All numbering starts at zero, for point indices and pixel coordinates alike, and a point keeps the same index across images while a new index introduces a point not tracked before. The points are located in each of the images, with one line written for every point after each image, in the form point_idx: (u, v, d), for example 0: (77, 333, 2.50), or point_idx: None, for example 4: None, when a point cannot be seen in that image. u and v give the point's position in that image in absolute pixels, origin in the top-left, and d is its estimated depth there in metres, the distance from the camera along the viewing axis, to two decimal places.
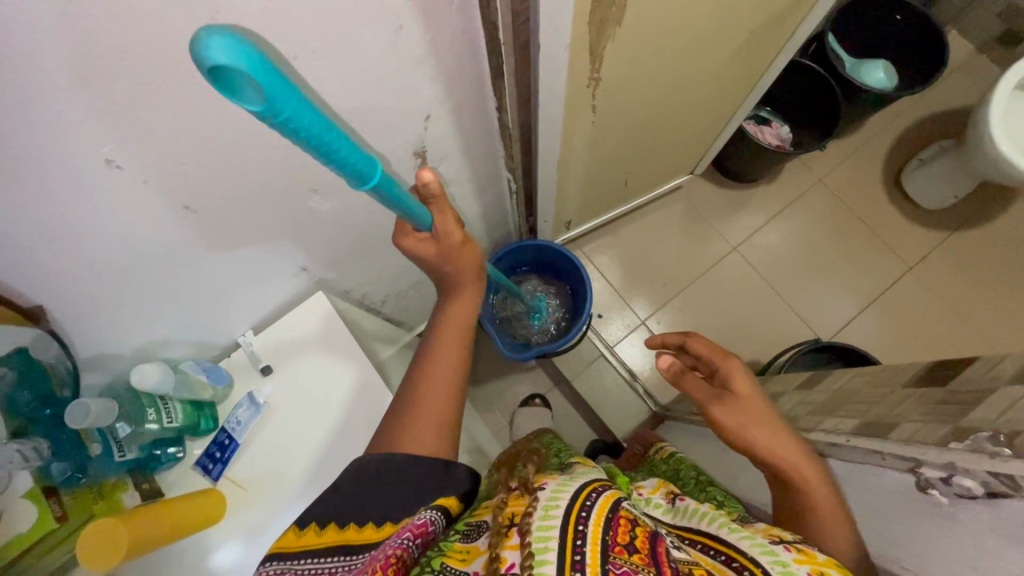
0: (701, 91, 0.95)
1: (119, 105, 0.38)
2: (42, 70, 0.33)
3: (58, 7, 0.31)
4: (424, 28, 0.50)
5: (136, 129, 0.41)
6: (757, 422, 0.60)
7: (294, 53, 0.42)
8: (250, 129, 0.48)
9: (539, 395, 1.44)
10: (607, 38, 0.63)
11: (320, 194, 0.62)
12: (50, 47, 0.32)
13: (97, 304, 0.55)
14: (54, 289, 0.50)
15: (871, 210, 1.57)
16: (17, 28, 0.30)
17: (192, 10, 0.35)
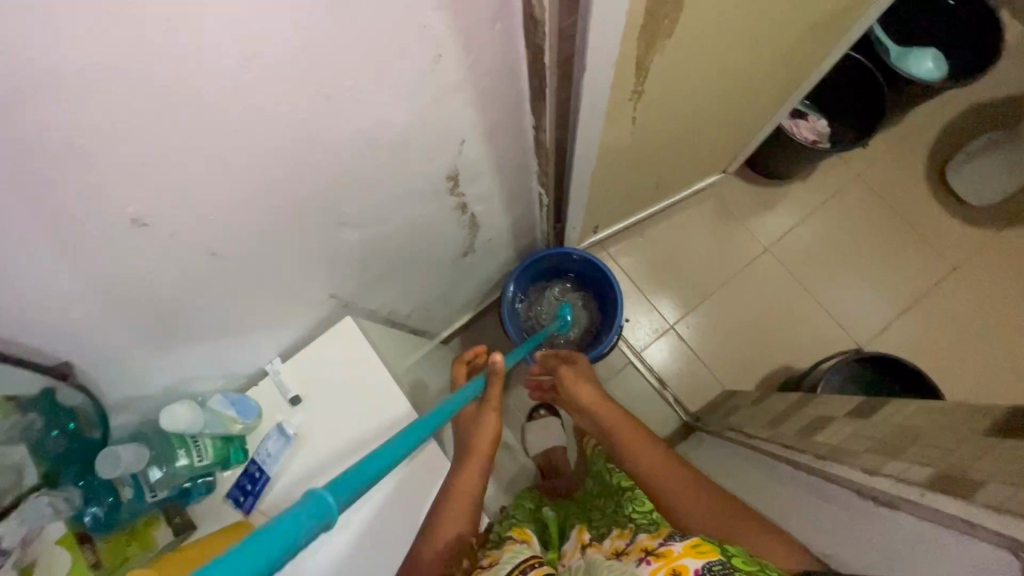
0: (743, 93, 0.89)
1: (142, 161, 0.35)
2: (59, 134, 0.30)
3: (74, 69, 0.27)
4: (464, 54, 0.46)
5: (160, 183, 0.38)
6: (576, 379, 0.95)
7: (326, 90, 0.39)
8: (279, 172, 0.44)
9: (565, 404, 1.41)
10: (655, 51, 0.58)
11: (351, 227, 0.59)
12: (67, 111, 0.29)
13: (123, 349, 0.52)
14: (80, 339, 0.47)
15: (913, 206, 1.49)
16: (32, 94, 0.27)
17: (219, 59, 0.32)
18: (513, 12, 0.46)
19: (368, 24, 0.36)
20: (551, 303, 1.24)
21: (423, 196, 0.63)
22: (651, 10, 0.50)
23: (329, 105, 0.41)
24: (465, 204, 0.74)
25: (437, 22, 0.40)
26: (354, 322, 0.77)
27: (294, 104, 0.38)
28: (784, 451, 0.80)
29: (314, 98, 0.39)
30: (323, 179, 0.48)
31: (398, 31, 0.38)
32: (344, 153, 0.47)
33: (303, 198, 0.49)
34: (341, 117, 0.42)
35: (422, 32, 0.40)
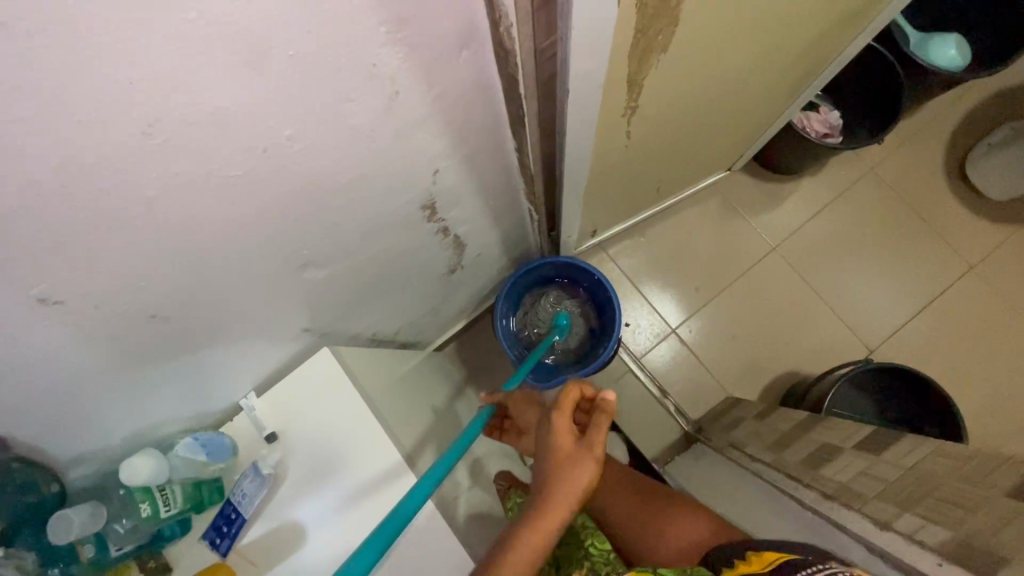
0: (749, 95, 0.83)
1: (41, 245, 0.30)
2: None
3: None
4: (426, 87, 0.40)
5: (73, 261, 0.33)
6: None
7: (261, 144, 0.34)
8: (219, 231, 0.39)
9: None
10: (649, 67, 0.52)
11: (316, 266, 0.54)
12: None
13: (69, 412, 0.48)
14: (13, 411, 0.44)
15: (929, 201, 1.41)
16: None
17: (115, 132, 0.27)
18: (483, 40, 0.40)
19: (303, 73, 0.31)
20: (547, 311, 1.17)
21: (396, 227, 0.58)
22: (641, 27, 0.44)
23: (268, 158, 0.35)
24: (446, 228, 0.69)
25: (389, 60, 0.35)
26: (332, 352, 0.73)
27: (225, 163, 0.33)
28: (788, 481, 0.76)
29: (248, 154, 0.34)
30: (274, 228, 0.43)
31: (342, 74, 0.33)
32: (296, 201, 0.42)
33: (254, 249, 0.44)
34: (285, 167, 0.37)
35: (372, 72, 0.35)
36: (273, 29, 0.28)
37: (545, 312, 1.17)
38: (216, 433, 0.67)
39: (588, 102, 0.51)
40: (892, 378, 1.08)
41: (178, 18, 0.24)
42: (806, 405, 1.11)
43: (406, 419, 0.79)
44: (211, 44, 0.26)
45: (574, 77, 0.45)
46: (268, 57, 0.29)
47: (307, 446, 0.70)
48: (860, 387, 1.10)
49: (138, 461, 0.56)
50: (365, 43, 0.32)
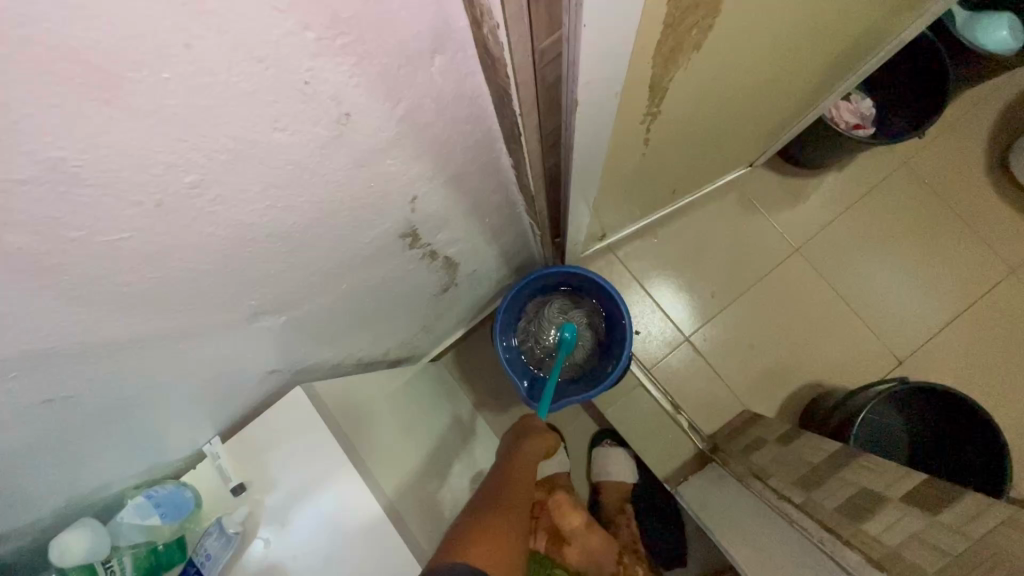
0: (782, 86, 0.72)
1: None
2: None
3: None
4: (390, 107, 0.30)
5: None
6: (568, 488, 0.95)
7: (153, 198, 0.24)
8: (120, 303, 0.30)
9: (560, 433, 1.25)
10: (677, 69, 0.42)
11: (272, 313, 0.45)
12: None
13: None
14: None
15: (970, 195, 1.27)
16: None
17: None
18: (464, 43, 0.30)
19: (197, 102, 0.21)
20: (553, 323, 1.06)
21: (370, 259, 0.49)
22: (672, 19, 0.34)
23: (168, 214, 0.26)
24: (432, 252, 0.59)
25: (329, 75, 0.25)
26: (307, 390, 0.64)
27: (102, 228, 0.24)
28: (825, 534, 0.67)
29: (134, 213, 0.24)
30: (205, 286, 0.34)
31: (260, 98, 0.24)
32: (228, 253, 0.33)
33: (181, 311, 0.35)
34: (199, 220, 0.28)
35: (305, 93, 0.25)
36: (138, 45, 0.18)
37: (551, 324, 1.06)
38: (176, 486, 0.60)
39: (598, 110, 0.41)
40: (937, 416, 1.00)
41: None
42: (831, 423, 1.03)
43: (394, 457, 0.70)
44: (31, 71, 0.17)
45: (583, 85, 0.35)
46: (131, 85, 0.19)
47: (280, 494, 0.62)
48: (897, 407, 1.02)
49: (71, 536, 0.49)
50: (289, 56, 0.23)
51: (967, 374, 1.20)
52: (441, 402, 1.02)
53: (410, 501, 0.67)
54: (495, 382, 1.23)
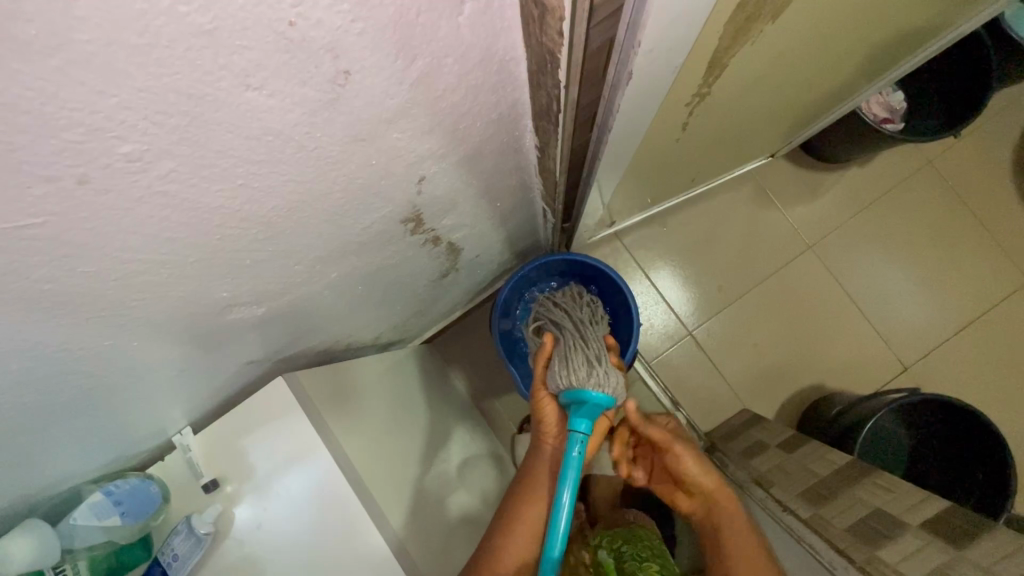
0: (829, 68, 0.64)
1: None
2: None
3: None
4: (397, 67, 0.23)
5: None
6: None
7: (74, 173, 0.18)
8: (48, 304, 0.24)
9: None
10: (745, 38, 0.35)
11: (249, 304, 0.39)
12: None
13: None
14: None
15: (995, 199, 1.22)
16: None
17: None
18: None
19: (123, 40, 0.15)
20: (564, 363, 0.65)
21: (366, 246, 0.43)
22: None
23: (100, 193, 0.19)
24: (435, 237, 0.53)
25: (323, 16, 0.18)
26: (289, 380, 0.58)
27: (3, 212, 0.17)
28: (836, 558, 0.63)
29: (46, 192, 0.18)
30: (162, 279, 0.28)
31: (219, 41, 0.17)
32: (192, 241, 0.26)
33: (134, 305, 0.28)
34: (144, 205, 0.21)
35: (289, 39, 0.18)
36: None
37: (561, 368, 0.64)
38: (140, 479, 0.53)
39: (650, 83, 0.34)
40: (943, 429, 0.97)
41: None
42: (837, 425, 1.00)
43: (382, 454, 0.65)
44: None
45: (639, 53, 0.29)
46: (8, 7, 0.12)
47: (254, 492, 0.57)
48: (902, 417, 0.98)
49: (17, 542, 0.43)
50: None
51: (973, 384, 1.16)
52: (431, 390, 0.96)
53: (397, 501, 0.61)
54: (488, 368, 1.18)
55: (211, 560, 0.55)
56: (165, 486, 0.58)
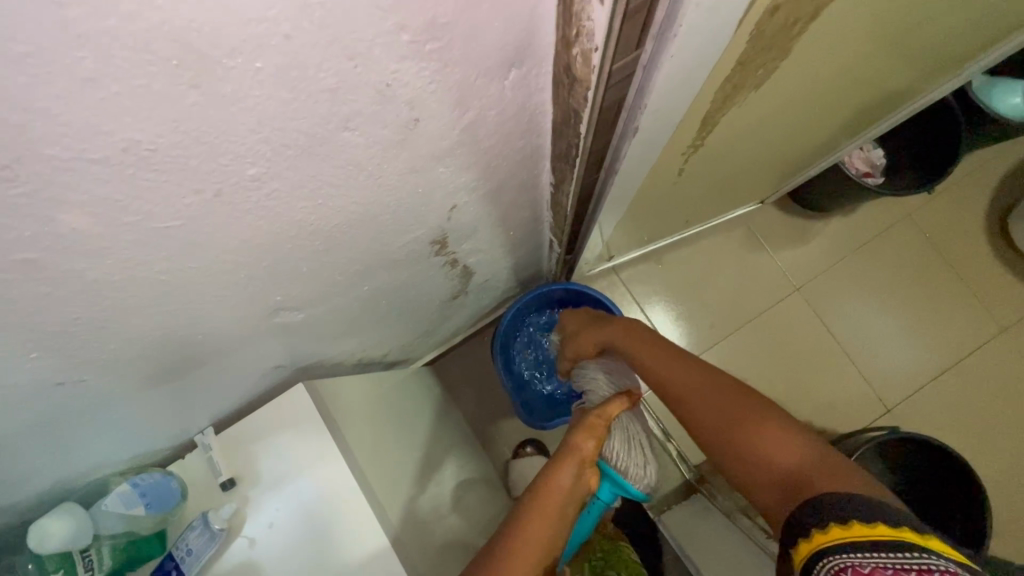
0: (810, 125, 0.71)
1: None
2: None
3: None
4: (452, 118, 0.29)
5: None
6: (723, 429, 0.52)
7: (213, 188, 0.23)
8: (153, 293, 0.28)
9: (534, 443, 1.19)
10: (732, 103, 0.42)
11: (292, 310, 0.44)
12: None
13: None
14: None
15: (969, 253, 1.29)
16: None
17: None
18: (542, 60, 0.29)
19: (278, 95, 0.20)
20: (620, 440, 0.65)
21: (397, 264, 0.48)
22: (744, 58, 0.35)
23: (224, 205, 0.25)
24: (454, 259, 0.58)
25: (410, 79, 0.24)
26: (307, 386, 0.62)
27: (158, 214, 0.22)
28: None
29: (190, 202, 0.23)
30: (237, 279, 0.33)
31: (336, 98, 0.23)
32: (270, 248, 0.31)
33: (209, 301, 0.33)
34: (249, 215, 0.27)
35: (383, 94, 0.24)
36: (231, 32, 0.17)
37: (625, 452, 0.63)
38: (163, 474, 0.56)
39: (652, 137, 0.40)
40: (924, 468, 1.00)
41: (41, 2, 0.13)
42: None
43: (385, 463, 0.68)
44: (141, 55, 0.16)
45: (647, 111, 0.35)
46: (221, 73, 0.18)
47: (266, 493, 0.60)
48: (884, 455, 1.01)
49: (53, 523, 0.46)
50: (378, 57, 0.22)
51: (951, 428, 1.21)
52: (431, 410, 1.00)
53: (401, 511, 0.64)
54: (486, 393, 1.22)
55: (223, 556, 0.57)
56: (184, 483, 0.60)
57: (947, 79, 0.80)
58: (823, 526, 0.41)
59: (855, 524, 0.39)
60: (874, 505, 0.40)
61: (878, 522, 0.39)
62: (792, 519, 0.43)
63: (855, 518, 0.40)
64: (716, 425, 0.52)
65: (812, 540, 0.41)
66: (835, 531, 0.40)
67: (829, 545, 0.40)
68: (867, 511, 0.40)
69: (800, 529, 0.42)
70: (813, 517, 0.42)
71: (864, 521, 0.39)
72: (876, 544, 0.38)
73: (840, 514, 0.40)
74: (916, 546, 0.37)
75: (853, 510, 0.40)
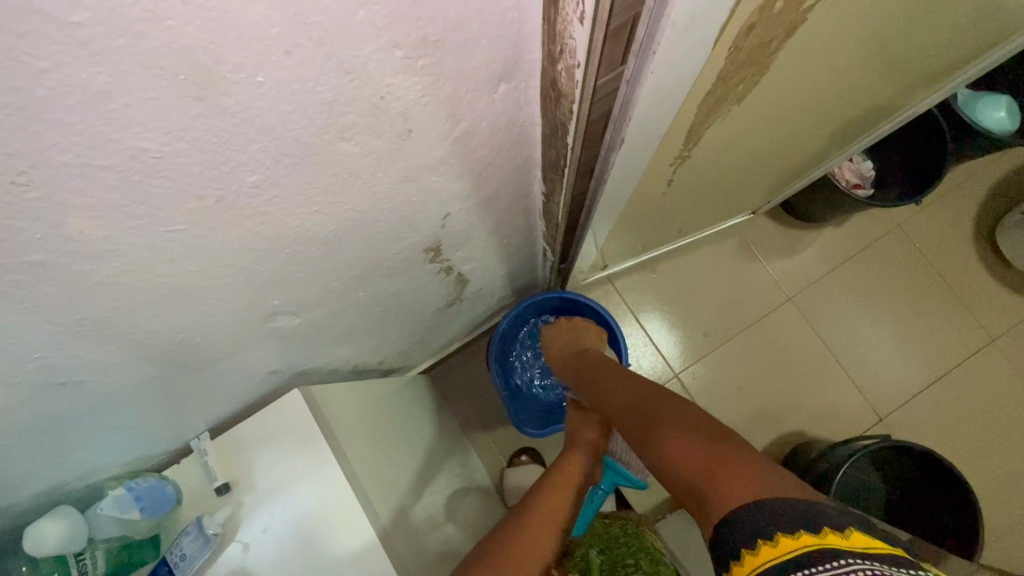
0: (795, 137, 0.73)
1: None
2: None
3: None
4: (445, 128, 0.31)
5: None
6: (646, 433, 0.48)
7: (214, 195, 0.24)
8: (150, 295, 0.29)
9: (529, 451, 1.20)
10: (716, 116, 0.43)
11: (288, 315, 0.45)
12: None
13: None
14: None
15: (956, 264, 1.31)
16: None
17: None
18: (531, 73, 0.31)
19: (279, 108, 0.22)
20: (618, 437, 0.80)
21: (392, 271, 0.49)
22: (725, 73, 0.36)
23: (225, 210, 0.26)
24: (448, 267, 0.60)
25: (403, 93, 0.25)
26: (303, 392, 0.63)
27: (161, 218, 0.24)
28: None
29: (193, 208, 0.24)
30: (235, 282, 0.34)
31: (333, 112, 0.24)
32: (267, 253, 0.32)
33: (207, 304, 0.34)
34: (247, 220, 0.28)
35: (377, 107, 0.25)
36: (234, 48, 0.18)
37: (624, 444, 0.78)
38: (158, 479, 0.57)
39: (639, 148, 0.42)
40: (913, 473, 1.01)
41: (61, 23, 0.14)
42: (814, 470, 1.04)
43: (379, 469, 0.69)
44: (150, 69, 0.17)
45: (633, 124, 0.36)
46: (226, 87, 0.19)
47: (261, 498, 0.60)
48: (875, 462, 1.02)
49: (48, 526, 0.47)
50: (373, 72, 0.23)
51: (943, 437, 1.22)
52: (425, 417, 1.00)
53: (393, 516, 0.65)
54: (481, 401, 1.23)
55: (217, 561, 0.57)
56: (179, 488, 0.60)
57: (929, 95, 0.82)
58: (746, 545, 0.34)
59: (780, 538, 0.32)
60: (792, 508, 0.33)
61: (800, 531, 0.32)
62: (715, 541, 0.36)
63: (778, 530, 0.33)
64: (641, 433, 0.49)
65: (742, 565, 0.33)
66: (764, 550, 0.33)
67: (758, 570, 0.32)
68: (781, 518, 0.33)
69: (723, 553, 0.35)
70: (730, 534, 0.35)
71: (785, 532, 0.32)
72: (800, 558, 0.31)
73: (760, 527, 0.33)
74: (843, 552, 0.30)
75: (769, 520, 0.33)
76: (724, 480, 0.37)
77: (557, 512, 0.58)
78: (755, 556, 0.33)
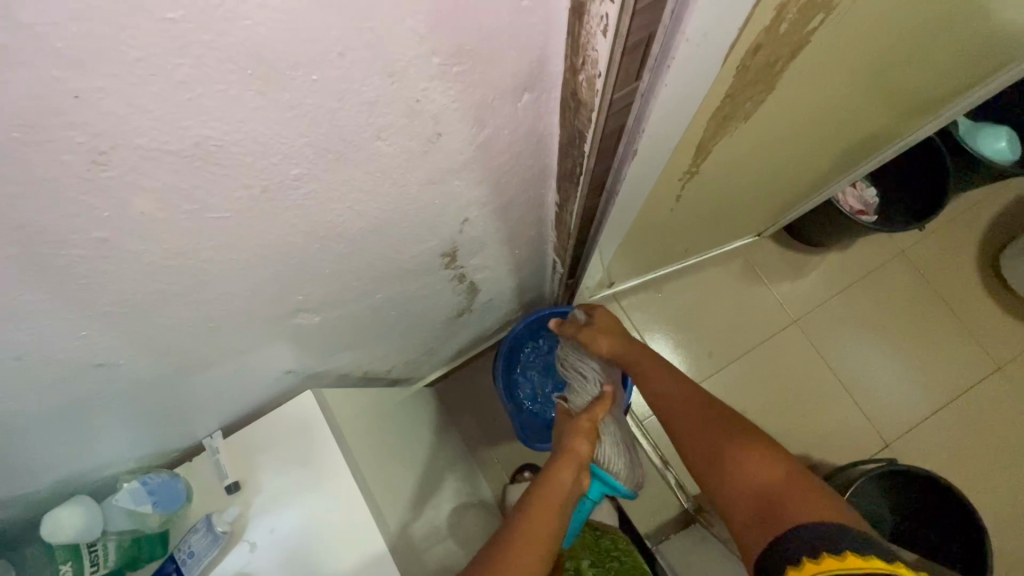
0: (800, 159, 0.75)
1: None
2: None
3: None
4: (471, 132, 0.33)
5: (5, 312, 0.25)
6: (706, 447, 0.55)
7: (261, 184, 0.26)
8: (188, 281, 0.31)
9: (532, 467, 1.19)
10: (724, 133, 0.46)
11: (310, 312, 0.46)
12: None
13: None
14: None
15: (961, 292, 1.32)
16: None
17: (62, 156, 0.19)
18: (552, 84, 0.33)
19: (326, 105, 0.24)
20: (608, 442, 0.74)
21: (409, 274, 0.51)
22: (733, 91, 0.38)
23: (267, 201, 0.28)
24: (462, 274, 0.61)
25: (437, 97, 0.28)
26: (315, 394, 0.64)
27: (210, 204, 0.25)
28: None
29: (240, 195, 0.26)
30: (266, 274, 0.35)
31: (372, 112, 0.26)
32: (298, 248, 0.34)
33: (238, 294, 0.36)
34: (286, 212, 0.30)
35: (413, 109, 0.28)
36: (296, 47, 0.20)
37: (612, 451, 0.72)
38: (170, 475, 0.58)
39: (651, 161, 0.44)
40: (924, 500, 0.99)
41: (159, 18, 0.16)
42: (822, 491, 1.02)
43: (385, 475, 0.69)
44: (223, 62, 0.19)
45: (646, 137, 0.38)
46: (284, 83, 0.21)
47: (270, 497, 0.61)
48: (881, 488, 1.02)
49: (66, 514, 0.48)
50: (412, 76, 0.25)
51: (949, 466, 1.21)
52: (430, 428, 1.01)
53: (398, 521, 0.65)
54: (486, 415, 1.23)
55: (224, 560, 0.58)
56: (190, 486, 0.61)
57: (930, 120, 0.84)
58: (811, 556, 0.40)
59: (848, 555, 0.39)
60: (859, 538, 0.40)
61: (870, 555, 0.38)
62: (780, 546, 0.43)
63: (848, 549, 0.39)
64: (700, 444, 0.56)
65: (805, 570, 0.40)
66: (829, 561, 0.39)
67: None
68: (851, 543, 0.40)
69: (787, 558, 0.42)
70: (798, 546, 0.42)
71: (853, 551, 0.39)
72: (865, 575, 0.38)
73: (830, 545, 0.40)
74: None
75: (838, 541, 0.40)
76: (793, 506, 0.45)
77: (545, 533, 0.53)
78: (816, 565, 0.40)
